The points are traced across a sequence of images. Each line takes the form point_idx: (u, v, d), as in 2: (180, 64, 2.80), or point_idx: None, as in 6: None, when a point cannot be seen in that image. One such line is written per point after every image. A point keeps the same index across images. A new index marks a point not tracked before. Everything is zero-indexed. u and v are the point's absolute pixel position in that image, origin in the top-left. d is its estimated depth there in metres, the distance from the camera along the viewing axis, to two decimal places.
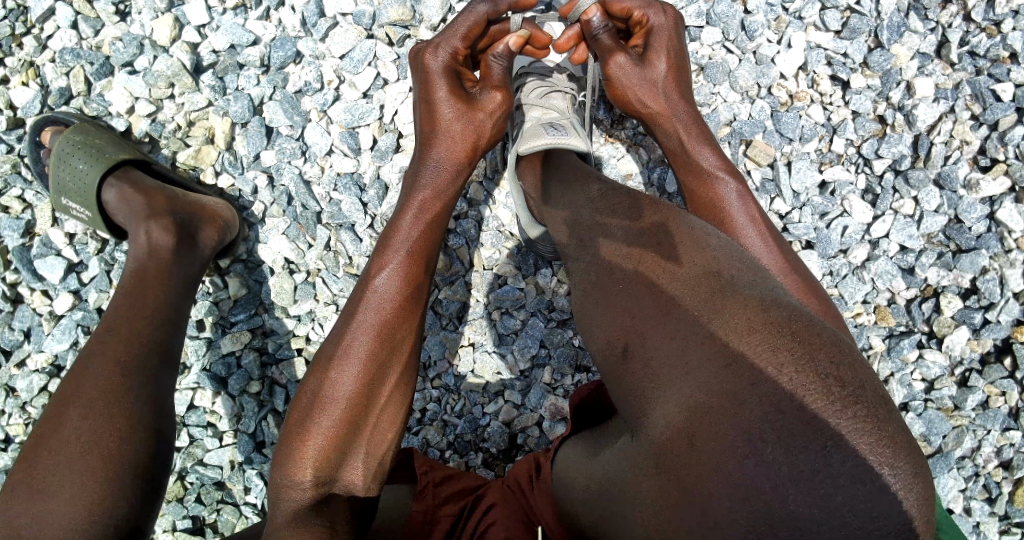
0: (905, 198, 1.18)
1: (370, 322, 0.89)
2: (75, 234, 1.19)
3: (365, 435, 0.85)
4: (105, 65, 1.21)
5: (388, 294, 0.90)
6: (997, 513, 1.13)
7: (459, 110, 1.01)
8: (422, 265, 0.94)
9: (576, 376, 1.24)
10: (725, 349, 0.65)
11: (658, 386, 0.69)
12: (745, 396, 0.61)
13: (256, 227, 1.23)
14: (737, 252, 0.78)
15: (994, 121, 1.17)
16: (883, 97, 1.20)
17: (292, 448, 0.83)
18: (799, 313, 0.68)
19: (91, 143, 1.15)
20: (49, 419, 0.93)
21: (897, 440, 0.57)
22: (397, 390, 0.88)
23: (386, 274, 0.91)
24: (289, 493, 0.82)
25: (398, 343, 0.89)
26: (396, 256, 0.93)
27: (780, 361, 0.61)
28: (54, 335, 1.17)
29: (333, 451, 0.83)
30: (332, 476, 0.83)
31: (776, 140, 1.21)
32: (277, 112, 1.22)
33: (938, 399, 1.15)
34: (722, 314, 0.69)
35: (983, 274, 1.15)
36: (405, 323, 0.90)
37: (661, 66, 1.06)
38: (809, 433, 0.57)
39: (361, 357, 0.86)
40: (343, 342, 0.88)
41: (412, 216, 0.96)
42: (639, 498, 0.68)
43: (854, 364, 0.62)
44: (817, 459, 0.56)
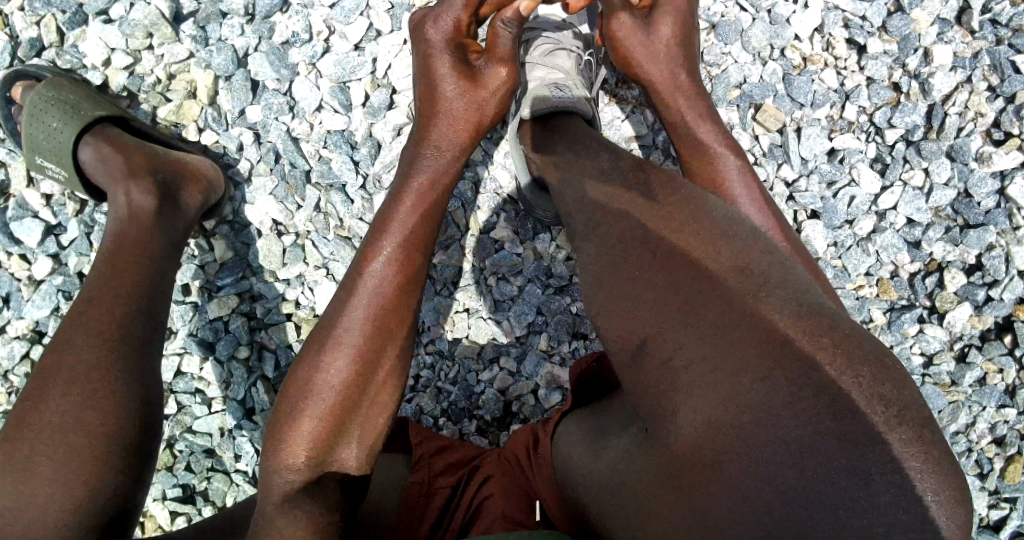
0: (916, 169, 1.15)
1: (372, 298, 0.85)
2: (53, 195, 1.14)
3: (362, 414, 0.82)
4: (78, 14, 1.13)
5: (388, 270, 0.87)
6: (988, 489, 1.14)
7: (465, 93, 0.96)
8: (424, 245, 0.91)
9: (573, 344, 1.22)
10: (759, 358, 0.64)
11: (677, 388, 0.68)
12: (782, 413, 0.61)
13: (242, 187, 1.18)
14: (764, 241, 0.76)
15: (1011, 94, 1.13)
16: (899, 64, 1.16)
17: (284, 431, 0.79)
18: (835, 318, 0.66)
19: (65, 99, 1.09)
20: (32, 391, 0.90)
21: (943, 464, 0.57)
22: (394, 371, 0.85)
23: (386, 250, 0.88)
24: (279, 474, 0.78)
25: (397, 322, 0.86)
26: (396, 232, 0.89)
27: (820, 380, 0.61)
28: (34, 301, 1.13)
29: (330, 429, 0.80)
30: (327, 456, 0.79)
31: (786, 105, 1.16)
32: (263, 65, 1.15)
33: (936, 374, 1.14)
34: (756, 316, 0.67)
35: (989, 250, 1.13)
36: (405, 305, 0.88)
37: (666, 33, 1.00)
38: (853, 458, 0.57)
39: (360, 334, 0.83)
40: (341, 322, 0.84)
41: (415, 191, 0.92)
42: (651, 505, 0.68)
43: (899, 380, 0.61)
44: (858, 486, 0.56)
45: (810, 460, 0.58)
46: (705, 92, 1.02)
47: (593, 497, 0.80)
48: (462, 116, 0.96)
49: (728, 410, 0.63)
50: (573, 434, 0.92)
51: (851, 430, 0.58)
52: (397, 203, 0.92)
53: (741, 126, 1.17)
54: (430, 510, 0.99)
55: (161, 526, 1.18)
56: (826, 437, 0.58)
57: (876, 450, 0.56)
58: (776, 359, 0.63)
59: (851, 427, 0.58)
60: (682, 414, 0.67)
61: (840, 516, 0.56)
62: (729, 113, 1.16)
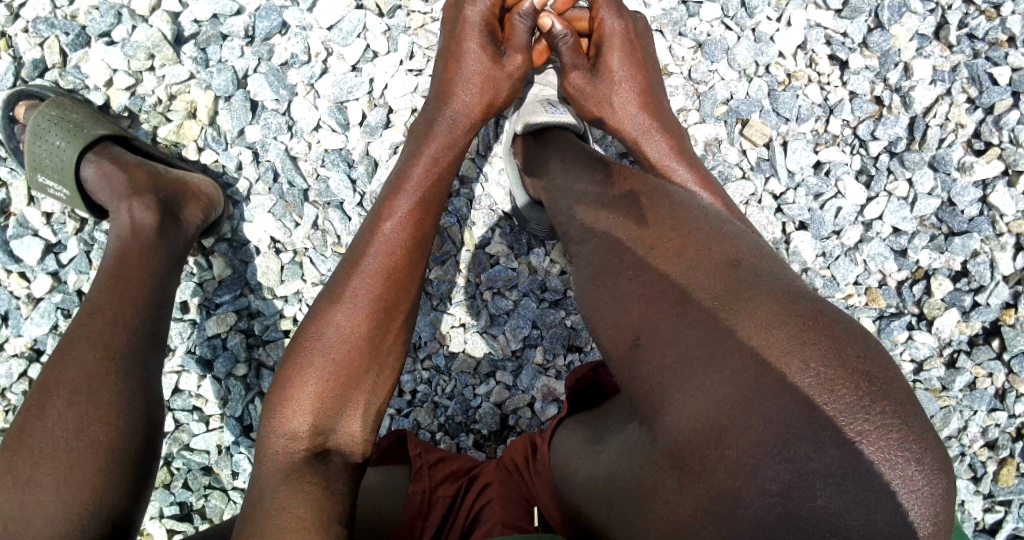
0: (900, 180, 1.18)
1: (376, 267, 0.87)
2: (53, 213, 1.15)
3: (363, 389, 0.83)
4: (80, 35, 1.15)
5: (390, 248, 0.89)
6: (982, 493, 1.15)
7: (478, 78, 1.04)
8: (428, 223, 0.93)
9: (568, 356, 1.23)
10: (755, 339, 0.66)
11: (674, 384, 0.69)
12: (778, 393, 0.62)
13: (241, 206, 1.19)
14: (756, 245, 0.78)
15: (990, 105, 1.17)
16: (880, 78, 1.20)
17: (287, 394, 0.80)
18: (824, 306, 0.68)
19: (68, 118, 1.10)
20: (32, 407, 0.90)
21: (924, 436, 0.59)
22: (394, 350, 0.87)
23: (392, 226, 0.90)
24: (279, 442, 0.78)
25: (399, 298, 0.88)
26: (403, 211, 0.92)
27: (810, 353, 0.63)
28: (32, 318, 1.13)
29: (332, 399, 0.80)
30: (327, 427, 0.80)
31: (772, 119, 1.20)
32: (262, 86, 1.18)
33: (927, 379, 1.16)
34: (744, 307, 0.69)
35: (974, 257, 1.16)
36: (408, 281, 0.89)
37: (620, 74, 1.08)
38: (842, 431, 0.58)
39: (363, 308, 0.85)
40: (346, 290, 0.86)
41: (420, 174, 0.95)
42: (654, 502, 0.68)
43: (881, 359, 0.63)
44: (850, 456, 0.58)
45: (807, 433, 0.59)
46: (673, 126, 1.07)
47: (593, 504, 0.80)
48: (471, 104, 1.03)
49: (729, 391, 0.64)
50: (572, 436, 0.93)
51: (840, 405, 0.59)
52: (403, 182, 0.94)
53: (728, 140, 1.20)
54: (430, 522, 1.00)
55: None
56: (820, 411, 0.59)
57: (860, 419, 0.59)
58: (769, 340, 0.65)
59: (838, 398, 0.60)
60: (674, 403, 0.68)
61: (846, 487, 0.57)
62: (717, 128, 1.20)
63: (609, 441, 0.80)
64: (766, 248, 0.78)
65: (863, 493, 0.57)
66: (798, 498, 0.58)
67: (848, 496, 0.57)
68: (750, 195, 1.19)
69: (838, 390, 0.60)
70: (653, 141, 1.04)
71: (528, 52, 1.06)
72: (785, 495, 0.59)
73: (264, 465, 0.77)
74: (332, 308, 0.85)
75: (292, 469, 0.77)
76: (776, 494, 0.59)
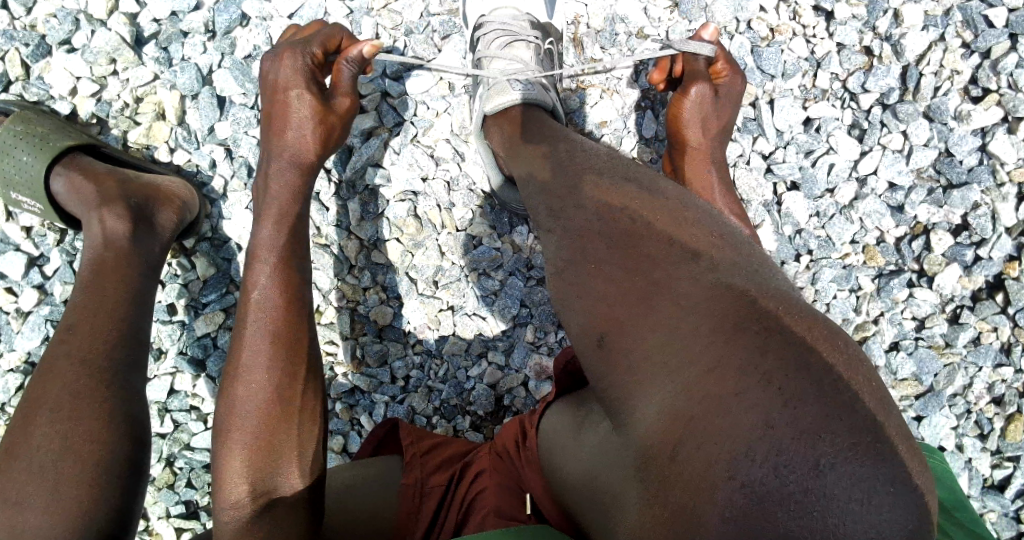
0: (894, 132, 1.13)
1: (260, 333, 0.86)
2: (33, 226, 1.16)
3: (290, 441, 0.83)
4: (41, 45, 1.14)
5: (269, 309, 0.88)
6: (990, 449, 1.11)
7: (311, 126, 1.00)
8: (296, 274, 0.92)
9: (560, 334, 1.21)
10: (717, 343, 0.62)
11: (638, 381, 0.66)
12: (733, 404, 0.58)
13: (219, 204, 1.19)
14: (722, 226, 0.75)
15: (986, 49, 1.12)
16: (869, 27, 1.15)
17: (219, 477, 0.80)
18: (794, 301, 0.66)
19: (34, 132, 1.10)
20: (18, 426, 0.91)
21: (899, 444, 0.55)
22: (309, 398, 0.86)
23: (259, 289, 0.89)
24: (226, 516, 0.79)
25: (296, 348, 0.87)
26: (265, 269, 0.90)
27: (770, 361, 0.59)
28: (23, 332, 1.15)
29: (260, 459, 0.81)
30: (266, 484, 0.80)
31: (756, 77, 1.15)
32: (228, 80, 1.16)
33: (929, 336, 1.12)
34: (708, 303, 0.65)
35: (974, 209, 1.11)
36: (296, 331, 0.88)
37: (722, 120, 1.05)
38: (801, 452, 0.54)
39: (257, 373, 0.84)
40: (239, 365, 0.85)
41: (272, 231, 0.94)
42: (622, 507, 0.66)
43: (852, 359, 0.60)
44: (810, 480, 0.54)
45: (763, 453, 0.55)
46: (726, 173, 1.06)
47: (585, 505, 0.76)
48: (301, 146, 1.00)
49: (684, 402, 0.61)
50: (557, 423, 0.93)
51: (803, 422, 0.55)
52: (266, 245, 0.93)
53: None
54: (424, 510, 1.00)
55: None
56: (779, 432, 0.56)
57: (824, 438, 0.54)
58: (732, 346, 0.61)
59: (799, 417, 0.56)
60: (641, 405, 0.65)
61: (806, 513, 0.53)
62: None
63: (587, 434, 0.79)
64: (737, 230, 0.76)
65: (824, 519, 0.53)
66: (757, 522, 0.54)
67: (809, 521, 0.53)
68: (737, 156, 1.15)
69: (801, 403, 0.56)
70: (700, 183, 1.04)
71: (350, 91, 1.04)
72: (741, 521, 0.55)
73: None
74: (235, 384, 0.84)
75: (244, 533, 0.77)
76: (734, 517, 0.55)
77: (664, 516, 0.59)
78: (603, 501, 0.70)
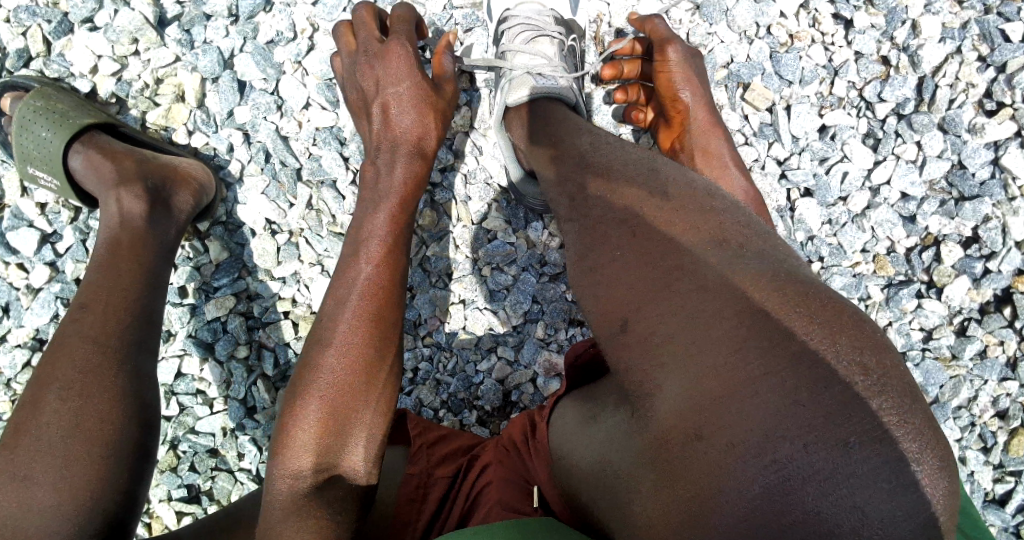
0: (908, 143, 1.14)
1: (353, 313, 0.90)
2: (47, 204, 1.16)
3: (362, 419, 0.85)
4: (63, 23, 1.15)
5: (366, 290, 0.92)
6: (992, 463, 1.12)
7: (420, 109, 1.04)
8: (396, 267, 0.95)
9: (569, 331, 1.22)
10: (738, 331, 0.63)
11: (655, 370, 0.66)
12: (761, 385, 0.59)
13: (234, 188, 1.19)
14: (742, 216, 0.75)
15: (1002, 63, 1.13)
16: (887, 37, 1.16)
17: (286, 443, 0.82)
18: (817, 287, 0.65)
19: (54, 108, 1.10)
20: (28, 402, 0.91)
21: (925, 431, 0.56)
22: (388, 383, 0.89)
23: (362, 273, 0.93)
24: (285, 482, 0.80)
25: (384, 333, 0.90)
26: (369, 257, 0.94)
27: (794, 347, 0.60)
28: (33, 309, 1.15)
29: (331, 433, 0.83)
30: (329, 459, 0.82)
31: (774, 83, 1.16)
32: (249, 65, 1.16)
33: (936, 348, 1.13)
34: (730, 291, 0.66)
35: (986, 222, 1.12)
36: (387, 317, 0.91)
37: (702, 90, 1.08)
38: (829, 433, 0.56)
39: (348, 351, 0.87)
40: (331, 339, 0.88)
41: (381, 219, 0.98)
42: (635, 491, 0.67)
43: (879, 344, 0.60)
44: (837, 456, 0.55)
45: (792, 433, 0.56)
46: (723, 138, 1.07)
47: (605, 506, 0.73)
48: (414, 131, 1.03)
49: (704, 386, 0.62)
50: (568, 417, 0.93)
51: (831, 403, 0.56)
52: (373, 229, 0.97)
53: (730, 106, 1.16)
54: (430, 500, 1.01)
55: (168, 527, 1.19)
56: (800, 410, 0.57)
57: (852, 420, 0.56)
58: (760, 333, 0.62)
59: (827, 396, 0.57)
60: (656, 395, 0.65)
61: (829, 493, 0.55)
62: (717, 93, 1.16)
63: (601, 425, 0.79)
64: (758, 220, 0.76)
65: (854, 496, 0.54)
66: (781, 505, 0.56)
67: (834, 501, 0.54)
68: (752, 161, 1.15)
69: (823, 389, 0.57)
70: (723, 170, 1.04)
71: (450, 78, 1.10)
72: (762, 500, 0.56)
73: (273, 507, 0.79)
74: (320, 354, 0.87)
75: (300, 504, 0.78)
76: (756, 499, 0.57)
77: (685, 498, 0.60)
78: (614, 491, 0.71)
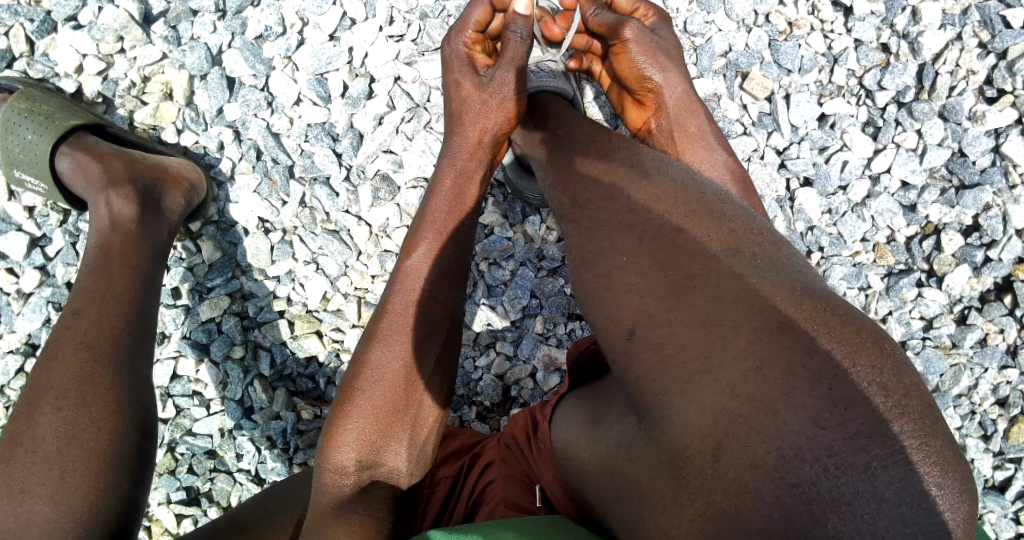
0: (908, 131, 1.13)
1: (406, 305, 0.85)
2: (36, 207, 1.14)
3: (407, 421, 0.82)
4: (46, 21, 1.13)
5: (418, 283, 0.86)
6: (992, 450, 1.12)
7: (480, 125, 0.95)
8: (454, 253, 0.89)
9: (569, 325, 1.20)
10: (760, 346, 0.62)
11: (667, 391, 0.65)
12: (783, 403, 0.59)
13: (225, 187, 1.17)
14: (754, 223, 0.75)
15: (1003, 50, 1.12)
16: (887, 24, 1.14)
17: (330, 439, 0.80)
18: (836, 301, 0.65)
19: (39, 110, 1.08)
20: (22, 414, 0.90)
21: (946, 454, 0.57)
22: (436, 381, 0.85)
23: (418, 257, 0.87)
24: (330, 479, 0.79)
25: (433, 329, 0.85)
26: (426, 244, 0.88)
27: (816, 367, 0.59)
28: (25, 314, 1.13)
29: (377, 433, 0.80)
30: (373, 459, 0.80)
31: (773, 72, 1.15)
32: (238, 61, 1.14)
33: (936, 337, 1.13)
34: (745, 305, 0.65)
35: (986, 211, 1.11)
36: (437, 312, 0.86)
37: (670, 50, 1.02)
38: (854, 454, 0.56)
39: (399, 346, 0.82)
40: (381, 329, 0.84)
41: (439, 201, 0.91)
42: (642, 494, 0.67)
43: (899, 364, 0.60)
44: (860, 481, 0.55)
45: (813, 455, 0.56)
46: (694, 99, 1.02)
47: (613, 504, 0.74)
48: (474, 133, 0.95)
49: (727, 399, 0.61)
50: (571, 416, 0.91)
51: (855, 424, 0.56)
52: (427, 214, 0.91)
53: (728, 95, 1.15)
54: (434, 501, 1.01)
55: (169, 530, 1.18)
56: (826, 438, 0.56)
57: (877, 443, 0.56)
58: (777, 346, 0.61)
59: (851, 419, 0.57)
60: (669, 406, 0.65)
61: (856, 517, 0.55)
62: (715, 83, 1.15)
63: (607, 427, 0.79)
64: (770, 227, 0.76)
65: (874, 520, 0.54)
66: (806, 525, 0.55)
67: (859, 527, 0.54)
68: (752, 151, 1.14)
69: (848, 412, 0.57)
70: (701, 151, 0.98)
71: (518, 66, 0.95)
72: (783, 523, 0.56)
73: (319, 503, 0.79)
74: (370, 348, 0.83)
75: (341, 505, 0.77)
76: (777, 518, 0.56)
77: (705, 514, 0.59)
78: (621, 499, 0.71)
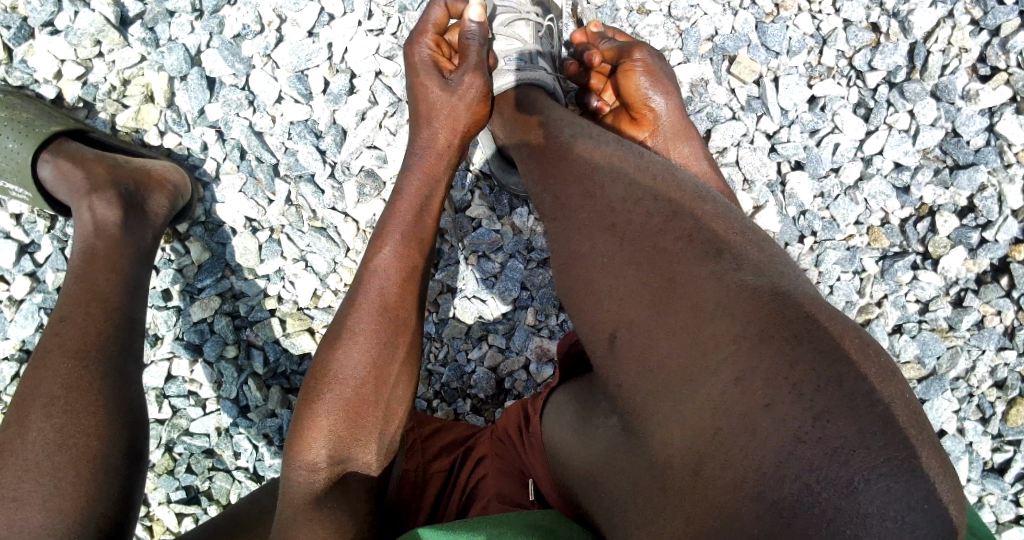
0: (900, 111, 1.11)
1: (373, 302, 0.86)
2: (23, 214, 1.15)
3: (376, 415, 0.82)
4: (23, 28, 1.12)
5: (387, 279, 0.87)
6: (991, 433, 1.10)
7: (449, 121, 0.96)
8: (421, 251, 0.91)
9: (561, 316, 1.20)
10: (738, 353, 0.61)
11: (655, 397, 0.65)
12: (766, 417, 0.57)
13: (211, 187, 1.17)
14: (740, 225, 0.73)
15: (996, 27, 1.09)
16: (876, 3, 1.12)
17: (298, 435, 0.80)
18: (822, 306, 0.63)
19: (18, 117, 1.08)
20: (12, 423, 0.90)
21: (934, 462, 0.53)
22: (403, 377, 0.86)
23: (387, 255, 0.88)
24: (300, 477, 0.79)
25: (401, 326, 0.86)
26: (394, 242, 0.89)
27: (798, 377, 0.57)
28: (18, 320, 1.14)
29: (346, 427, 0.80)
30: (344, 456, 0.80)
31: (761, 55, 1.13)
32: (217, 61, 1.13)
33: (933, 319, 1.11)
34: (725, 312, 0.64)
35: (981, 192, 1.09)
36: (406, 310, 0.87)
37: (663, 65, 1.03)
38: (834, 470, 0.53)
39: (365, 341, 0.83)
40: (346, 325, 0.85)
41: (409, 200, 0.92)
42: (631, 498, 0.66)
43: (887, 373, 0.58)
44: (844, 495, 0.52)
45: (794, 472, 0.54)
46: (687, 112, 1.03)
47: (607, 518, 0.70)
48: (437, 136, 0.96)
49: (709, 415, 0.60)
50: (562, 413, 0.90)
51: (834, 440, 0.54)
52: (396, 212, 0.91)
53: (715, 80, 1.13)
54: (427, 496, 1.01)
55: (171, 528, 1.19)
56: (809, 446, 0.54)
57: (861, 455, 0.53)
58: (759, 354, 0.60)
59: (829, 433, 0.54)
60: (654, 416, 0.65)
61: (837, 533, 0.52)
62: (702, 67, 1.13)
63: (595, 424, 0.79)
64: (756, 227, 0.74)
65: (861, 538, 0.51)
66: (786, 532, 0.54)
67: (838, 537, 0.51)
68: (741, 136, 1.12)
69: (833, 420, 0.54)
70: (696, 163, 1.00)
71: (479, 68, 0.95)
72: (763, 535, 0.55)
73: (290, 502, 0.78)
74: (336, 345, 0.84)
75: (315, 500, 0.77)
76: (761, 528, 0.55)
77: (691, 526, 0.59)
78: (607, 503, 0.70)
